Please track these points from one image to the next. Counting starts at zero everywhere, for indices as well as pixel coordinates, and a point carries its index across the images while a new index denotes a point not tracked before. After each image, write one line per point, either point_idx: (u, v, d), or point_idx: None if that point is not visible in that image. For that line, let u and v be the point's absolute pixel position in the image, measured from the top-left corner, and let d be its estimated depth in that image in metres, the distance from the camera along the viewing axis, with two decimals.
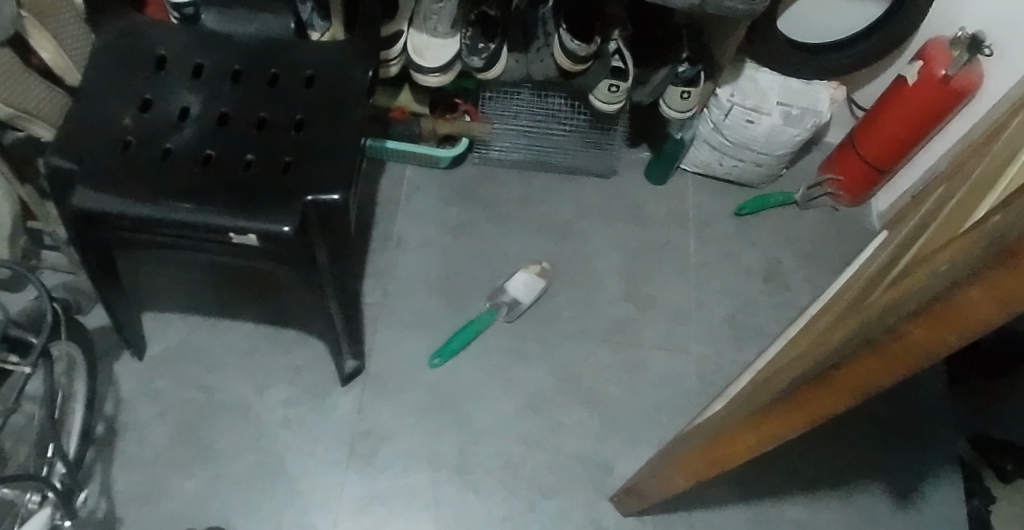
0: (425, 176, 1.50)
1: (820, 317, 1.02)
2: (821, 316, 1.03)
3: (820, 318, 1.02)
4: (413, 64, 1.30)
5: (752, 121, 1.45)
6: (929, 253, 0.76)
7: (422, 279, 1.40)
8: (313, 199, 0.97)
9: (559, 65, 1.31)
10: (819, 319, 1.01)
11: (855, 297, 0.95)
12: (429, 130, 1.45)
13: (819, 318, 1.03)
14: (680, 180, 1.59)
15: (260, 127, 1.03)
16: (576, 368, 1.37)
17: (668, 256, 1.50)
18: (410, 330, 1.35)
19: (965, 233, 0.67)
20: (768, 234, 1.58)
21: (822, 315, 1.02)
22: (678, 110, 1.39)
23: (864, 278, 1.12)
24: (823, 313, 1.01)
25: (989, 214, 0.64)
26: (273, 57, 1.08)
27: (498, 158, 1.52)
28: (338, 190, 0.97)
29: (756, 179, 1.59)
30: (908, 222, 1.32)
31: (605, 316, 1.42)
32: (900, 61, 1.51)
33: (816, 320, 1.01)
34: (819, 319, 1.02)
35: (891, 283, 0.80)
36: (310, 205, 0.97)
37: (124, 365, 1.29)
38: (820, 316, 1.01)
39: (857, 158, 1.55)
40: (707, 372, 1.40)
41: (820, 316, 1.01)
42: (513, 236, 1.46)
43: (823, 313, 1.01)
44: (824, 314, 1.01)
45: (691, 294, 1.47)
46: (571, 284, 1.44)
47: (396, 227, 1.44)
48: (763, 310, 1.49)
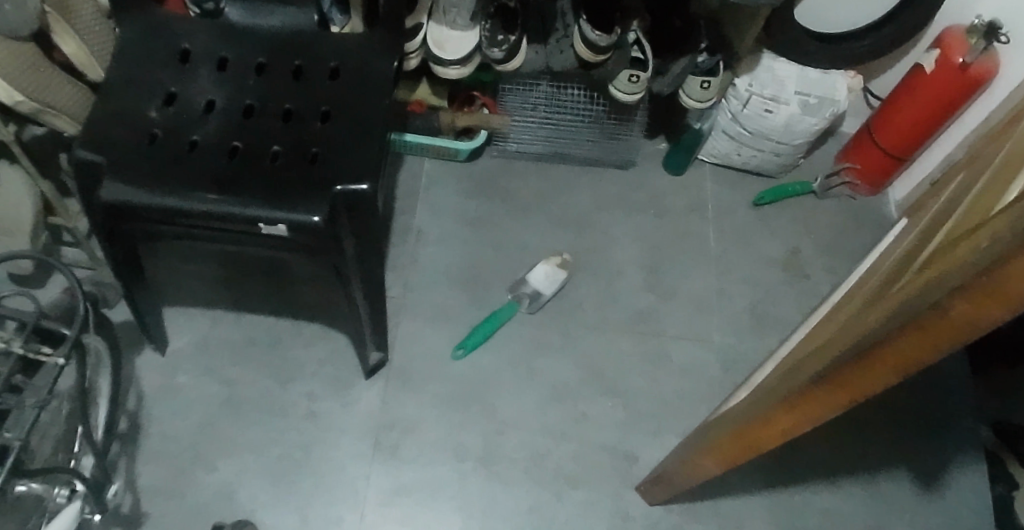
0: (444, 169, 1.50)
1: (843, 305, 1.03)
2: (843, 304, 1.04)
3: (844, 305, 1.02)
4: (433, 56, 1.30)
5: (770, 110, 1.45)
6: (960, 236, 0.76)
7: (443, 272, 1.40)
8: (342, 189, 0.97)
9: (579, 56, 1.31)
10: (844, 306, 1.01)
11: (879, 284, 0.96)
12: (449, 125, 1.43)
13: (844, 306, 1.03)
14: (697, 170, 1.59)
15: (287, 118, 1.03)
16: (599, 359, 1.37)
17: (688, 246, 1.50)
18: (432, 323, 1.36)
19: (1002, 211, 0.67)
20: (787, 223, 1.58)
21: (846, 303, 1.02)
22: (697, 100, 1.39)
23: (887, 265, 1.13)
24: (849, 301, 1.01)
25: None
26: (297, 49, 1.08)
27: (517, 150, 1.51)
28: (367, 181, 0.97)
29: (774, 169, 1.58)
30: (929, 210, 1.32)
31: (627, 307, 1.42)
32: (917, 50, 1.51)
33: (841, 307, 1.02)
34: (843, 307, 1.03)
35: (924, 264, 0.80)
36: (339, 196, 0.97)
37: (147, 361, 1.29)
38: (844, 304, 1.02)
39: (874, 147, 1.56)
40: (730, 361, 1.40)
41: (845, 304, 1.01)
42: (533, 228, 1.46)
43: (848, 302, 1.01)
44: (848, 302, 1.01)
45: (712, 283, 1.47)
46: (591, 275, 1.44)
47: (415, 220, 1.44)
48: (784, 299, 1.49)
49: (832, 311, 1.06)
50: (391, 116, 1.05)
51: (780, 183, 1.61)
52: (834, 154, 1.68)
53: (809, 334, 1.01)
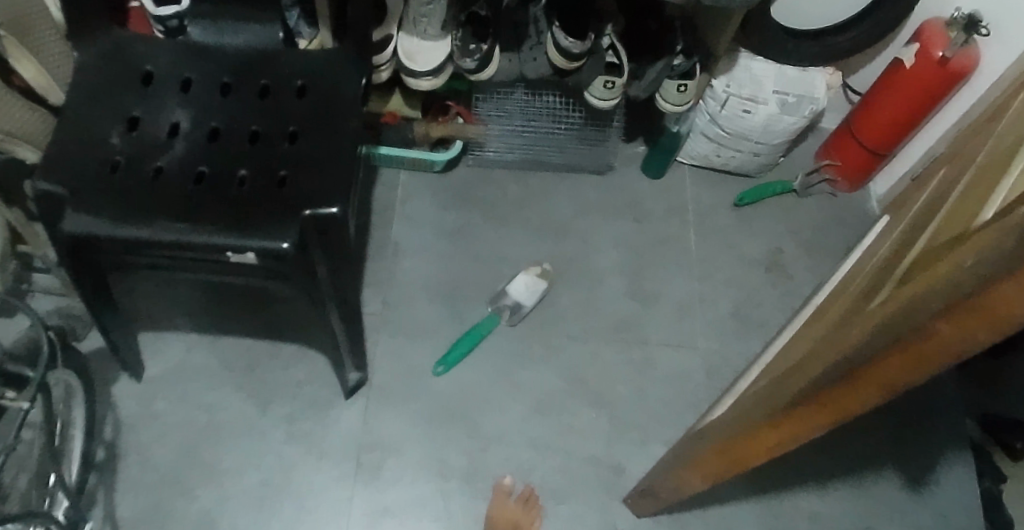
0: (420, 181, 1.47)
1: (828, 313, 1.01)
2: (827, 312, 1.02)
3: (829, 314, 1.01)
4: (404, 68, 1.27)
5: (748, 111, 1.43)
6: (943, 248, 0.74)
7: (422, 287, 1.38)
8: (311, 213, 0.94)
9: (553, 63, 1.29)
10: (828, 314, 1.00)
11: (864, 292, 0.94)
12: (423, 135, 1.41)
13: (828, 314, 1.02)
14: (678, 172, 1.57)
15: (253, 140, 1.00)
16: (582, 371, 1.36)
17: (670, 250, 1.49)
18: (412, 340, 1.34)
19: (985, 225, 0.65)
20: (768, 223, 1.56)
21: (831, 311, 1.01)
22: (675, 103, 1.37)
23: (870, 269, 1.11)
24: (833, 310, 1.00)
25: (1012, 204, 0.62)
26: (262, 66, 1.05)
27: (495, 158, 1.49)
28: (337, 203, 0.95)
29: (754, 168, 1.57)
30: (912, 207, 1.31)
31: (609, 316, 1.41)
32: (895, 45, 1.49)
33: (826, 316, 1.00)
34: (828, 315, 1.01)
35: (906, 275, 0.79)
36: (309, 220, 0.94)
37: (122, 388, 1.27)
38: (829, 312, 1.00)
39: (854, 143, 1.55)
40: (715, 367, 1.40)
41: (829, 312, 1.00)
42: (513, 237, 1.44)
43: (833, 310, 1.00)
44: (833, 310, 1.00)
45: (694, 287, 1.46)
46: (573, 284, 1.42)
47: (392, 232, 1.42)
48: (767, 301, 1.48)
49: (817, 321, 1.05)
50: (360, 135, 1.02)
51: (760, 183, 1.60)
52: (813, 152, 1.66)
53: (792, 344, 1.00)
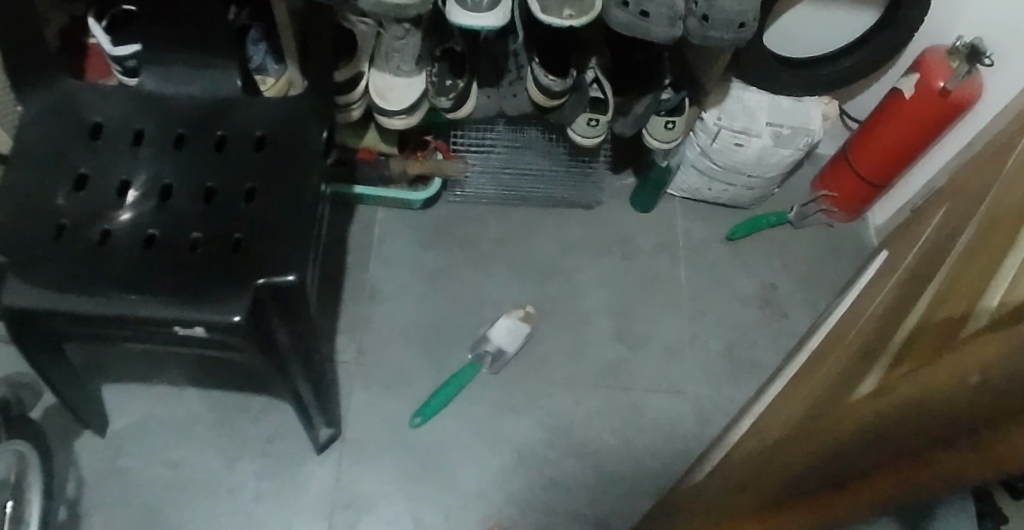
0: (398, 218, 1.42)
1: (829, 387, 0.95)
2: (827, 383, 0.96)
3: (829, 386, 0.95)
4: (376, 106, 1.20)
5: (741, 144, 1.37)
6: (942, 339, 0.68)
7: (400, 333, 1.33)
8: (265, 282, 0.88)
9: (533, 99, 1.23)
10: (827, 388, 0.94)
11: (861, 367, 0.88)
12: (400, 172, 1.35)
13: (827, 385, 0.96)
14: (668, 205, 1.51)
15: (208, 199, 0.94)
16: (565, 420, 1.31)
17: (658, 289, 1.44)
18: (388, 390, 1.30)
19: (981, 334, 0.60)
20: (761, 258, 1.51)
21: (830, 384, 0.95)
22: (663, 140, 1.31)
23: (866, 327, 1.06)
24: (833, 383, 0.94)
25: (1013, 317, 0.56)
26: (219, 116, 0.98)
27: (475, 192, 1.44)
28: (294, 270, 0.89)
29: (747, 201, 1.51)
30: (915, 246, 1.24)
31: (594, 361, 1.36)
32: (893, 73, 1.43)
33: (826, 388, 0.94)
34: (828, 387, 0.95)
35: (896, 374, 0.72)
36: (262, 289, 0.88)
37: (86, 443, 1.22)
38: (829, 385, 0.94)
39: (850, 172, 1.49)
40: (704, 413, 1.35)
41: (829, 385, 0.94)
42: (495, 278, 1.39)
43: (833, 383, 0.93)
44: (834, 383, 0.93)
45: (684, 328, 1.42)
46: (556, 328, 1.37)
47: (368, 274, 1.37)
48: (759, 342, 1.43)
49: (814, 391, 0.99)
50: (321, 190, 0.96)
51: (754, 215, 1.54)
52: (809, 180, 1.60)
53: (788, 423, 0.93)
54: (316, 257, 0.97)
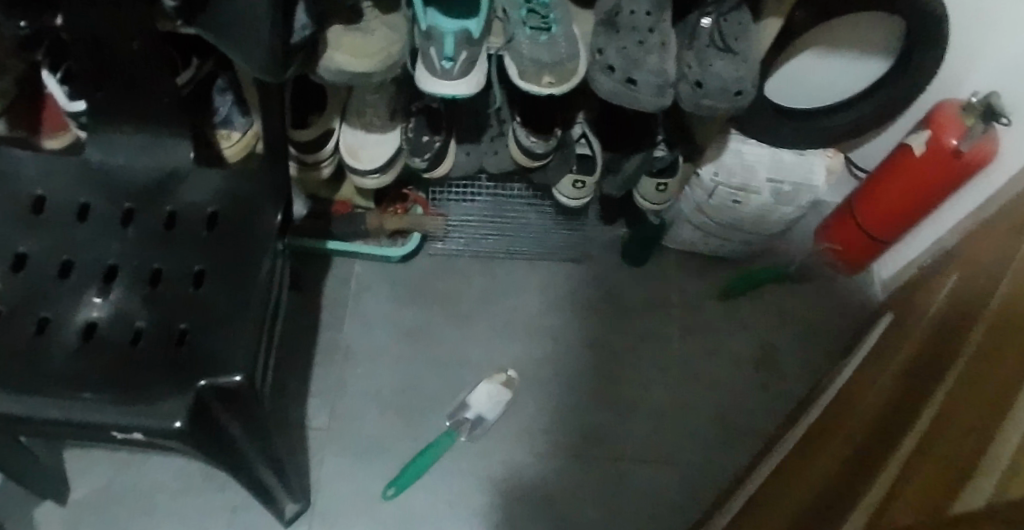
0: (378, 272, 1.38)
1: (825, 495, 0.88)
2: (823, 491, 0.89)
3: (823, 494, 0.88)
4: (347, 164, 1.14)
5: (739, 201, 1.32)
6: (948, 496, 0.62)
7: (377, 397, 1.29)
8: (208, 382, 0.81)
9: (515, 159, 1.16)
10: (824, 499, 0.86)
11: (857, 486, 0.82)
12: (377, 226, 1.29)
13: (822, 493, 0.89)
14: (660, 260, 1.47)
15: (155, 282, 0.87)
16: (547, 493, 1.26)
17: (648, 350, 1.40)
18: (362, 458, 1.24)
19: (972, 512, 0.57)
20: (759, 317, 1.46)
21: (826, 492, 0.88)
22: (653, 201, 1.24)
23: (861, 421, 1.00)
24: (829, 494, 0.87)
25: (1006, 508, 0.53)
26: (171, 191, 0.92)
27: (460, 245, 1.39)
28: (242, 370, 0.82)
29: (745, 253, 1.47)
30: (924, 316, 1.15)
31: (579, 427, 1.31)
32: (902, 126, 1.37)
33: (822, 501, 0.87)
34: (822, 497, 0.88)
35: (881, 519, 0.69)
36: (204, 391, 0.81)
37: (44, 512, 1.16)
38: (826, 494, 0.87)
39: (853, 226, 1.41)
40: (695, 484, 1.29)
41: (826, 495, 0.87)
42: (477, 337, 1.35)
43: (830, 494, 0.86)
44: (830, 495, 0.86)
45: (676, 395, 1.37)
46: (540, 392, 1.33)
47: (343, 333, 1.32)
48: (755, 408, 1.37)
49: (807, 496, 0.92)
50: (273, 275, 0.90)
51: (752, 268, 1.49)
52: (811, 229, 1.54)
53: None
54: (270, 346, 0.91)
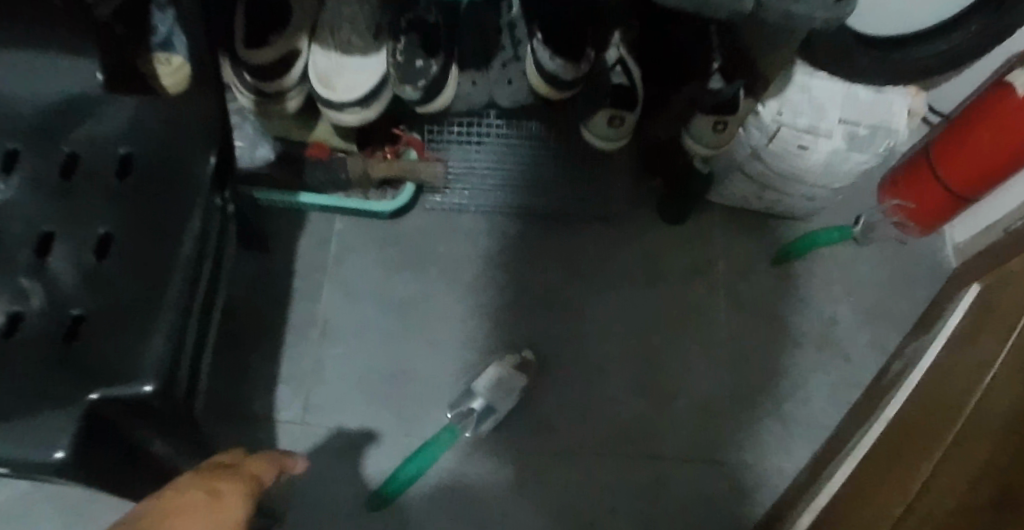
0: (363, 230, 1.14)
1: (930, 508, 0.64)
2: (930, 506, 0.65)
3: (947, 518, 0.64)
4: (318, 97, 0.90)
5: (805, 146, 1.09)
6: None
7: (361, 381, 1.06)
8: (103, 396, 0.57)
9: (534, 88, 0.91)
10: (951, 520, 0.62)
11: None
12: (361, 174, 1.06)
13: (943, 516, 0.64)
14: (705, 216, 1.25)
15: (44, 252, 0.63)
16: (565, 499, 1.06)
17: (686, 327, 1.18)
18: (344, 459, 1.02)
19: None
20: (818, 287, 1.26)
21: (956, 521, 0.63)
22: (709, 145, 0.98)
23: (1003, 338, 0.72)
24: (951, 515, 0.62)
25: None
26: (69, 125, 0.67)
27: (473, 203, 1.14)
28: (153, 378, 0.59)
29: (805, 212, 1.25)
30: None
31: (605, 419, 1.10)
32: (998, 62, 1.16)
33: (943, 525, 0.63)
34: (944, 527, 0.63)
35: None
36: (99, 407, 0.58)
37: None
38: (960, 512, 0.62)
39: (934, 185, 1.19)
40: (745, 487, 1.10)
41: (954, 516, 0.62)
42: (483, 309, 1.12)
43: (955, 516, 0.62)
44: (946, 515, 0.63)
45: (722, 382, 1.16)
46: (562, 376, 1.11)
47: (320, 305, 1.09)
48: (815, 393, 1.18)
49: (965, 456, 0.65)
50: (206, 240, 0.66)
51: (810, 229, 1.28)
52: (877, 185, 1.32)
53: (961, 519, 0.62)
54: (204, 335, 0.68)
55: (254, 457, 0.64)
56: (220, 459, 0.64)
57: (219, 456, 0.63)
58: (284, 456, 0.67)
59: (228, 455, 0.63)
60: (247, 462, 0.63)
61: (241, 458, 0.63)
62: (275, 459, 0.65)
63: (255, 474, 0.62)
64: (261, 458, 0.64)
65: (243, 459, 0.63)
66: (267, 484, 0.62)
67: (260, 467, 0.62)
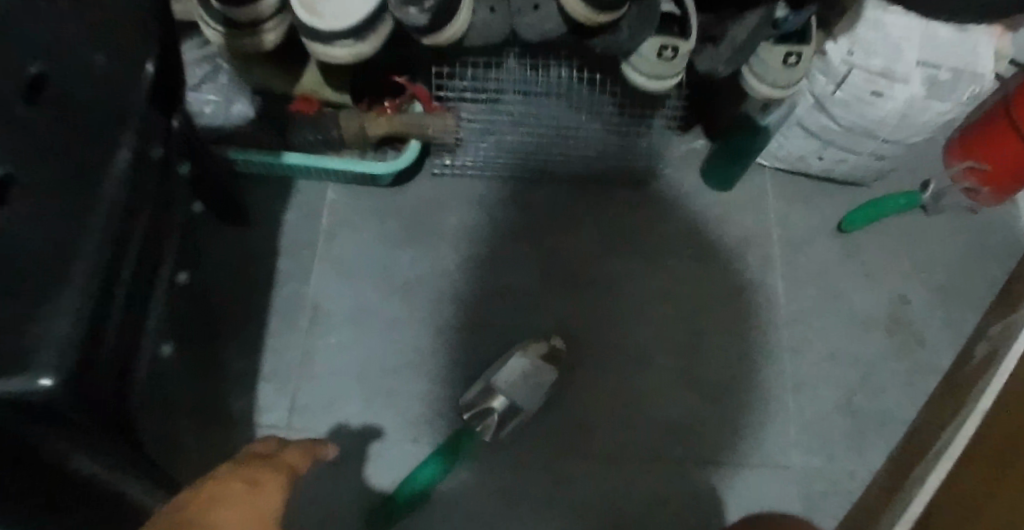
0: (360, 201, 0.97)
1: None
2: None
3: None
4: (303, 27, 0.73)
5: (878, 93, 0.92)
6: None
7: (359, 377, 0.89)
8: None
9: (567, 14, 0.73)
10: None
11: None
12: (356, 132, 0.88)
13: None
14: (755, 181, 1.08)
15: None
16: (601, 515, 0.89)
17: (741, 309, 1.00)
18: (339, 470, 0.86)
19: None
20: (885, 261, 1.09)
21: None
22: (777, 84, 0.81)
23: None
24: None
25: None
26: None
27: (491, 157, 0.98)
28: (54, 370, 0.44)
29: (870, 176, 1.08)
30: None
31: (648, 419, 0.93)
32: None
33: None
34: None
35: None
36: None
37: None
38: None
39: (1006, 134, 1.01)
40: (812, 495, 0.93)
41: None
42: (503, 292, 0.95)
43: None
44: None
45: (785, 373, 0.98)
46: (595, 368, 0.94)
47: (310, 288, 0.92)
48: (887, 384, 1.01)
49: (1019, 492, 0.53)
50: (135, 187, 0.51)
51: (874, 196, 1.10)
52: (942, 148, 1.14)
53: None
54: (128, 310, 0.53)
55: (291, 445, 0.63)
56: (259, 444, 0.63)
57: (258, 444, 0.62)
58: (318, 444, 0.64)
59: (265, 442, 0.62)
60: (284, 452, 0.61)
61: (278, 446, 0.62)
62: (311, 449, 0.63)
63: (291, 466, 0.60)
64: (299, 445, 0.62)
65: (281, 447, 0.62)
66: (303, 476, 0.61)
67: (296, 458, 0.61)
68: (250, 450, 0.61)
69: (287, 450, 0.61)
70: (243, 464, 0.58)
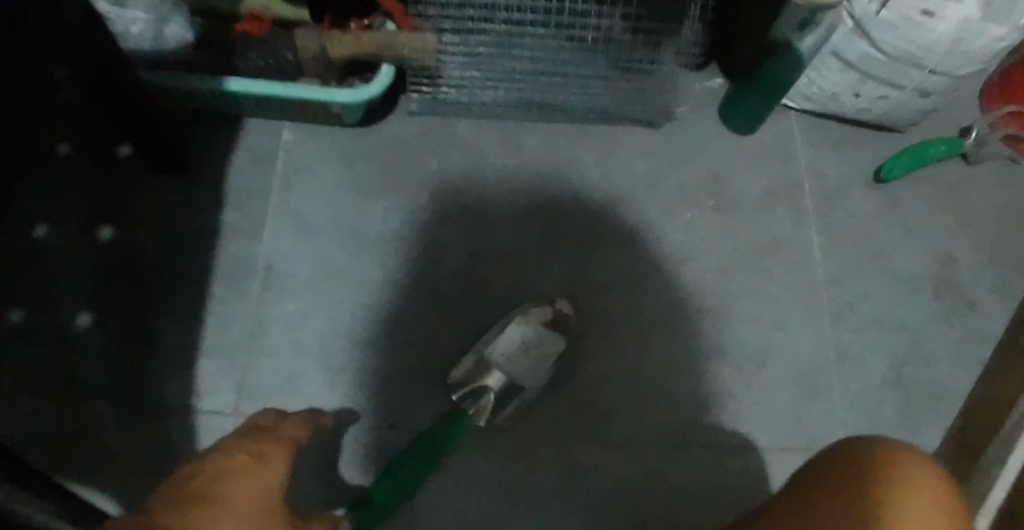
0: (323, 145, 0.82)
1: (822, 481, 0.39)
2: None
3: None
4: None
5: (930, 13, 0.76)
6: None
7: (322, 353, 0.74)
8: None
9: None
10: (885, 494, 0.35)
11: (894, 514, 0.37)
12: (318, 52, 0.72)
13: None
14: (783, 125, 0.94)
15: None
16: (618, 514, 0.74)
17: (773, 268, 0.85)
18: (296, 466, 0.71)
19: None
20: (932, 216, 0.93)
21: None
22: None
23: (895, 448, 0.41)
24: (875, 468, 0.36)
25: None
26: None
27: (479, 79, 0.82)
28: None
29: (909, 119, 0.93)
30: None
31: (671, 399, 0.79)
32: None
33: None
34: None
35: None
36: None
37: None
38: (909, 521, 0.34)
39: None
40: None
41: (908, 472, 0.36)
42: (497, 250, 0.80)
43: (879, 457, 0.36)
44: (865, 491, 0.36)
45: (824, 343, 0.84)
46: (604, 341, 0.79)
47: (264, 248, 0.77)
48: (945, 357, 0.86)
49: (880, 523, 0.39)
50: None
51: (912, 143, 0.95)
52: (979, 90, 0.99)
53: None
54: None
55: (293, 416, 0.58)
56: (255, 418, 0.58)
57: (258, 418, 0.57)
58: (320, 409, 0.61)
59: (264, 415, 0.57)
60: (286, 423, 0.56)
61: (280, 418, 0.57)
62: (312, 418, 0.58)
63: (295, 437, 0.56)
64: (297, 417, 0.57)
65: (282, 418, 0.57)
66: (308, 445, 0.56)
67: (300, 429, 0.56)
68: (249, 424, 0.56)
69: (286, 422, 0.57)
70: (245, 437, 0.53)
